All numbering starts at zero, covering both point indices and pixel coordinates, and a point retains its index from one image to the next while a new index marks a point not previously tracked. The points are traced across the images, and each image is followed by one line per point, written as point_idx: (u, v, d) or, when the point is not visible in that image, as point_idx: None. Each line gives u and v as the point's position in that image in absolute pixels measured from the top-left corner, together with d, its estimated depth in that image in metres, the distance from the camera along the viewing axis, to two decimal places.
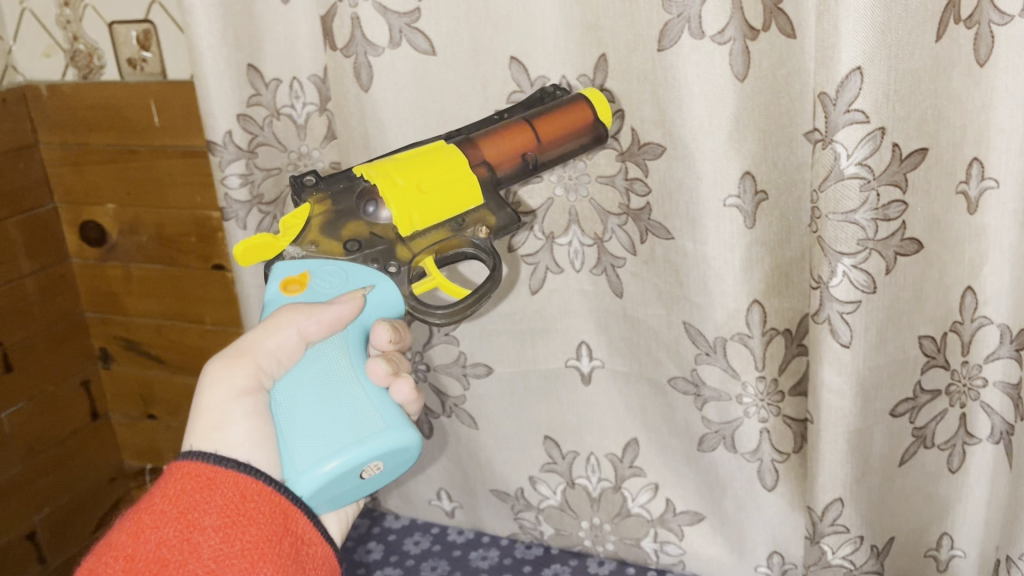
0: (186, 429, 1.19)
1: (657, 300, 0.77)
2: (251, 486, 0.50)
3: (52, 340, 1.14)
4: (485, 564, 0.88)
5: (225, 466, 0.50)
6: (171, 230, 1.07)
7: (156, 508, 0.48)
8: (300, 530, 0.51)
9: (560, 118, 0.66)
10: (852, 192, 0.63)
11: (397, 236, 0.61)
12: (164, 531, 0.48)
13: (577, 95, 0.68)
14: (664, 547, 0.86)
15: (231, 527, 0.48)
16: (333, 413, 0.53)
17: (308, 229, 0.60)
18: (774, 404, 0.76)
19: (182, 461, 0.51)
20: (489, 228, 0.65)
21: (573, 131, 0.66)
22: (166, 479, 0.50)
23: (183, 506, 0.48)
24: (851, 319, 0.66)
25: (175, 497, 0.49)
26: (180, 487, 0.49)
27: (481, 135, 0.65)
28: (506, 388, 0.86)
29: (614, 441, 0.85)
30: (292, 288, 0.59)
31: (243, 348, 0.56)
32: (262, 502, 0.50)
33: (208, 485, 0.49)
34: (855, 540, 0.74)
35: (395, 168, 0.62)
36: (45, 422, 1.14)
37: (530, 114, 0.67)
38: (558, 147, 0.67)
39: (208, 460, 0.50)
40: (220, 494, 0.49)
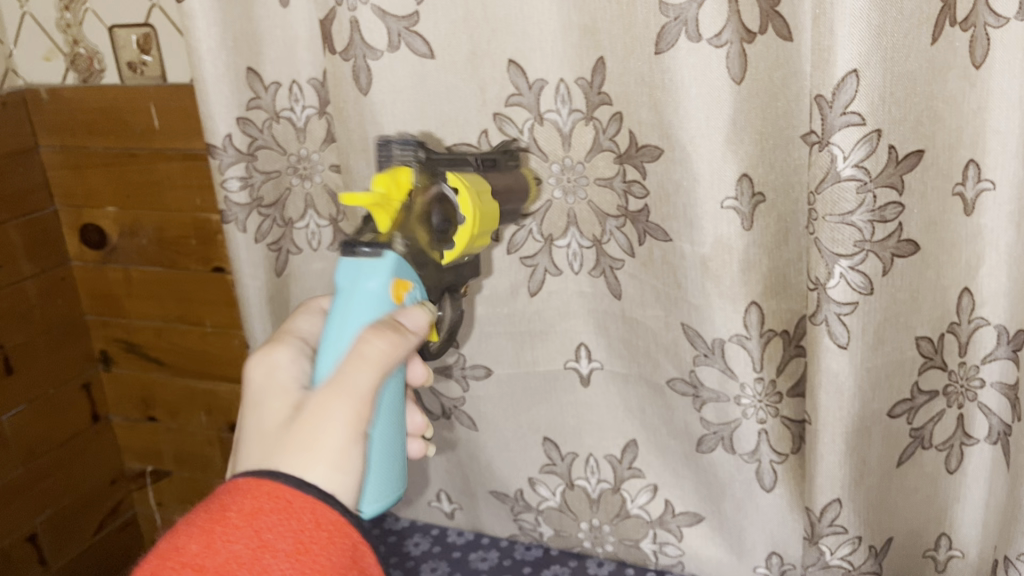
0: (186, 431, 1.20)
1: (656, 302, 0.77)
2: (327, 514, 0.45)
3: (53, 342, 1.14)
4: (484, 565, 0.88)
5: (305, 491, 0.46)
6: (171, 233, 1.07)
7: (231, 522, 0.43)
8: (368, 566, 0.46)
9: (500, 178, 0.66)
10: (849, 194, 0.63)
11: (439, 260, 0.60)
12: (235, 545, 0.43)
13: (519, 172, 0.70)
14: (664, 548, 0.86)
15: (304, 555, 0.43)
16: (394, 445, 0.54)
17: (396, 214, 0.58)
18: (773, 404, 0.76)
19: (258, 477, 0.46)
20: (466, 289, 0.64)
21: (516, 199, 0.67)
22: (237, 492, 0.45)
23: (259, 524, 0.43)
24: (848, 321, 0.67)
25: (251, 513, 0.44)
26: (256, 504, 0.44)
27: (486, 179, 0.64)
28: (505, 390, 0.86)
29: (613, 442, 0.85)
30: (399, 293, 0.54)
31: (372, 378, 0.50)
32: (336, 532, 0.45)
33: (285, 505, 0.45)
34: (854, 541, 0.74)
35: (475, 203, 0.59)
36: (46, 425, 1.14)
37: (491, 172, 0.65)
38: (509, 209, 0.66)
39: (289, 482, 0.46)
40: (296, 517, 0.44)
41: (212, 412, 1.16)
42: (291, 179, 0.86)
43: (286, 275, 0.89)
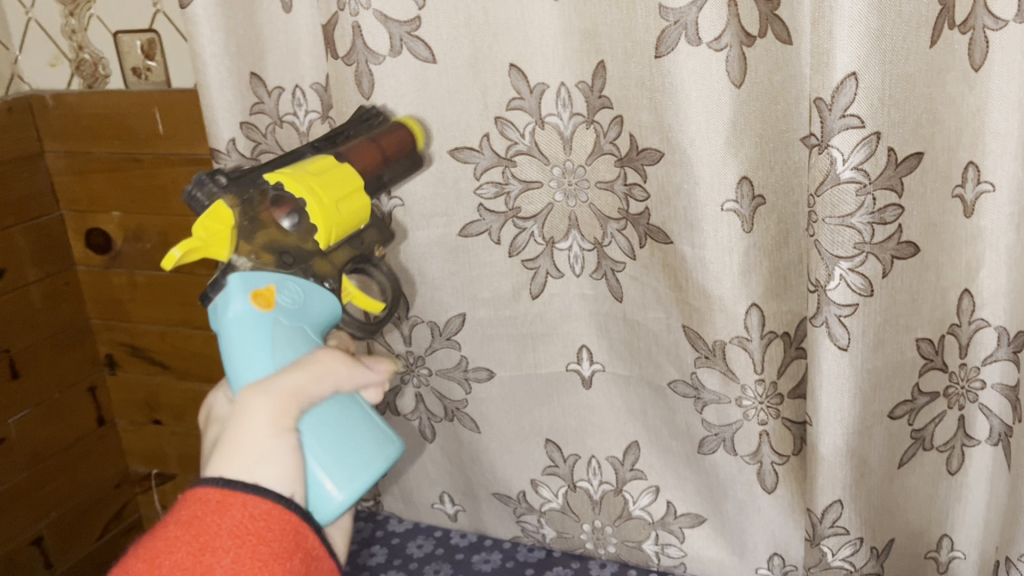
0: (191, 434, 1.20)
1: (657, 304, 0.77)
2: (259, 507, 0.47)
3: (58, 346, 1.15)
4: (488, 567, 0.88)
5: (232, 488, 0.47)
6: (175, 238, 1.08)
7: (171, 534, 0.45)
8: (310, 546, 0.48)
9: (392, 135, 0.65)
10: (848, 196, 0.64)
11: (317, 249, 0.59)
12: (179, 554, 0.44)
13: (397, 121, 0.67)
14: (666, 549, 0.86)
15: (243, 546, 0.45)
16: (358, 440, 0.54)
17: (235, 239, 0.56)
18: (774, 406, 0.76)
19: (190, 490, 0.48)
20: (381, 249, 0.65)
21: (409, 149, 0.66)
22: (174, 508, 0.47)
23: (196, 529, 0.45)
24: (848, 322, 0.67)
25: (188, 522, 0.46)
26: (191, 511, 0.46)
27: (345, 149, 0.62)
28: (508, 392, 0.87)
29: (615, 444, 0.85)
30: (261, 305, 0.55)
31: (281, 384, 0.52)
32: (273, 521, 0.47)
33: (220, 506, 0.46)
34: (855, 542, 0.75)
35: (318, 181, 0.58)
36: (51, 428, 1.15)
37: (370, 133, 0.65)
38: (399, 166, 0.65)
39: (217, 484, 0.47)
40: (231, 515, 0.46)
41: None
42: None
43: None
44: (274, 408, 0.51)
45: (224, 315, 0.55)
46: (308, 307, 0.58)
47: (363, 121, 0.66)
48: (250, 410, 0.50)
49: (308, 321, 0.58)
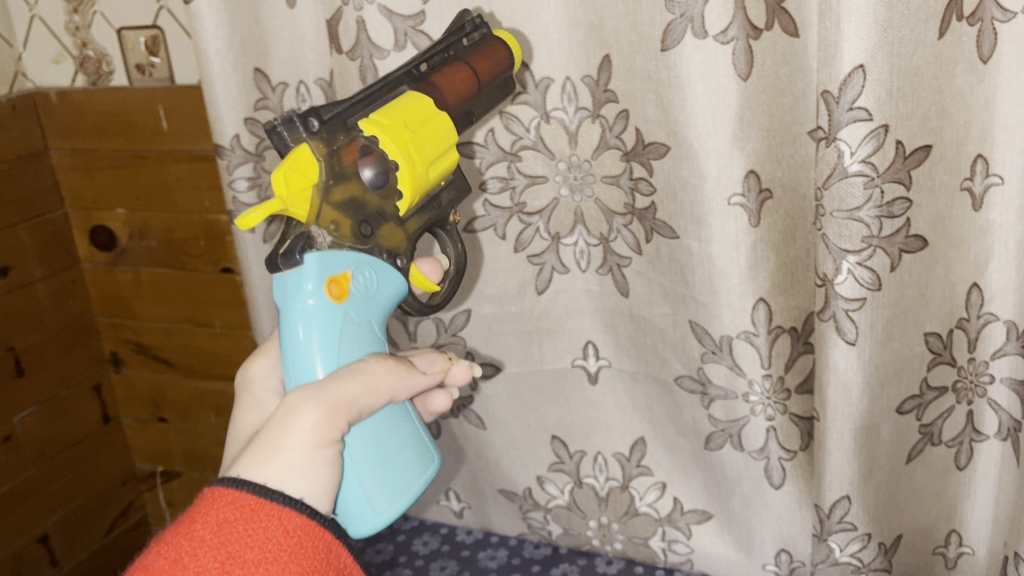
0: (196, 431, 1.20)
1: (663, 300, 0.77)
2: (292, 520, 0.45)
3: (63, 344, 1.14)
4: (494, 564, 0.88)
5: (270, 497, 0.45)
6: (180, 235, 1.08)
7: (197, 535, 0.43)
8: (344, 565, 0.46)
9: (490, 56, 0.62)
10: (856, 190, 0.64)
11: (396, 215, 0.57)
12: (204, 562, 0.42)
13: (490, 35, 0.64)
14: (673, 545, 0.86)
15: (273, 564, 0.43)
16: (398, 463, 0.54)
17: (324, 203, 0.54)
18: (781, 402, 0.76)
19: (220, 488, 0.45)
20: (456, 211, 0.63)
21: (501, 73, 0.63)
22: (203, 504, 0.45)
23: (224, 536, 0.43)
24: (856, 317, 0.67)
25: (216, 527, 0.43)
26: (223, 514, 0.44)
27: (432, 79, 0.59)
28: (514, 388, 0.86)
29: (621, 440, 0.85)
30: (333, 292, 0.54)
31: (336, 395, 0.49)
32: (307, 538, 0.45)
33: (253, 514, 0.44)
34: (863, 538, 0.74)
35: (415, 144, 0.56)
36: (58, 426, 1.15)
37: (461, 52, 0.61)
38: (489, 88, 0.63)
39: (251, 488, 0.45)
40: (263, 527, 0.44)
41: (221, 412, 1.17)
42: None
43: None
44: (325, 420, 0.49)
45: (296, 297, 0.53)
46: (378, 298, 0.57)
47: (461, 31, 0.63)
48: (295, 415, 0.48)
49: (374, 314, 0.57)
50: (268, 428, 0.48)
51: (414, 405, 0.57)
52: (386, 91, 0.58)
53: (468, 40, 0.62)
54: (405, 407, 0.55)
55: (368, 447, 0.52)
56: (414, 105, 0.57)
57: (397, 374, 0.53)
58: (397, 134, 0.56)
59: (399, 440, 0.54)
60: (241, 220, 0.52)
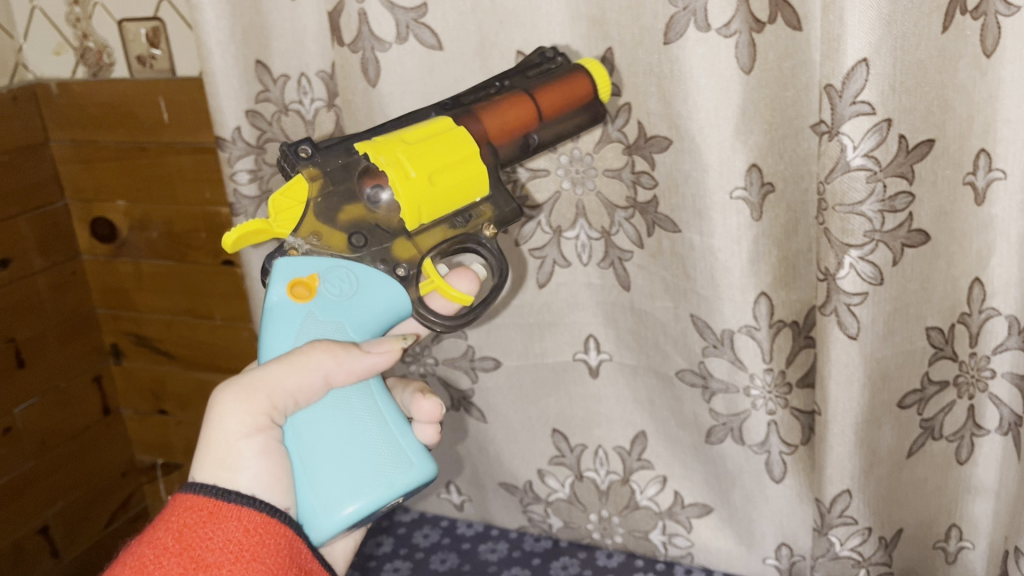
0: (196, 423, 1.20)
1: (665, 293, 0.77)
2: (253, 520, 0.48)
3: (63, 335, 1.14)
4: (494, 556, 0.88)
5: (228, 500, 0.48)
6: (180, 227, 1.07)
7: (160, 542, 0.45)
8: (305, 561, 0.49)
9: (560, 89, 0.62)
10: (859, 183, 0.63)
11: (402, 229, 0.58)
12: (168, 567, 0.44)
13: (575, 66, 0.64)
14: (673, 539, 0.86)
15: (237, 562, 0.46)
16: (351, 458, 0.54)
17: (305, 218, 0.56)
18: (782, 396, 0.76)
19: (180, 498, 0.48)
20: (493, 225, 0.61)
21: (576, 104, 0.63)
22: (166, 514, 0.47)
23: (188, 540, 0.45)
24: (858, 311, 0.67)
25: (179, 533, 0.46)
26: (184, 521, 0.46)
27: (484, 107, 0.60)
28: (515, 381, 0.87)
29: (622, 434, 0.85)
30: (300, 293, 0.56)
31: (256, 381, 0.52)
32: (268, 536, 0.48)
33: (213, 518, 0.47)
34: (863, 532, 0.74)
35: (408, 156, 0.56)
36: (57, 417, 1.15)
37: (529, 84, 0.62)
38: (557, 122, 0.63)
39: (211, 493, 0.48)
40: (225, 528, 0.47)
41: None
42: None
43: None
44: (245, 407, 0.51)
45: (266, 301, 0.56)
46: (355, 299, 0.57)
47: (530, 65, 0.64)
48: (221, 408, 0.52)
49: (350, 313, 0.57)
50: (202, 425, 0.52)
51: (375, 401, 0.57)
52: (416, 117, 0.59)
53: (544, 73, 0.63)
54: (358, 401, 0.56)
55: (308, 440, 0.54)
56: (425, 126, 0.58)
57: (330, 355, 0.54)
58: (387, 149, 0.56)
59: (348, 434, 0.55)
60: (226, 241, 0.56)
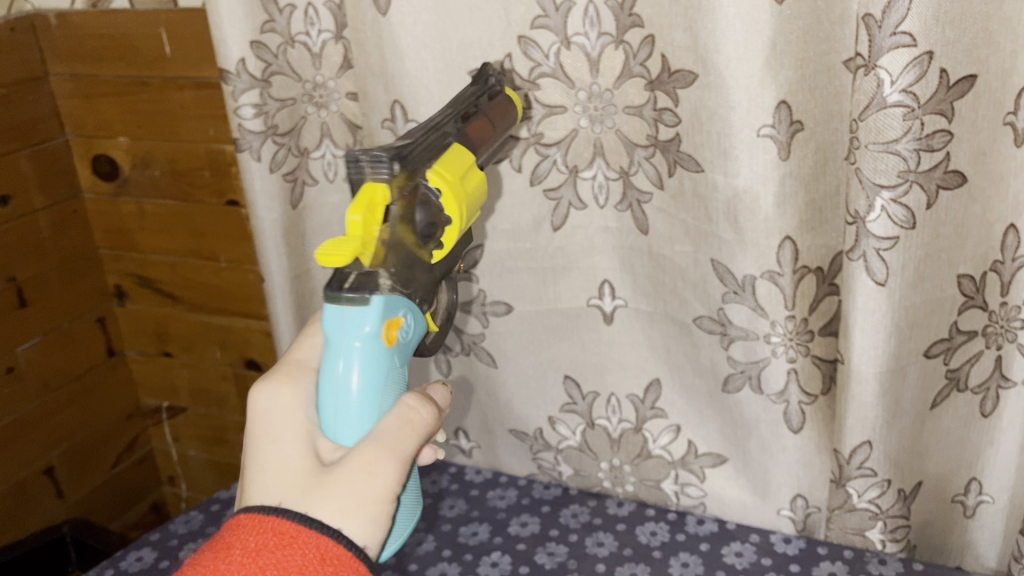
0: (200, 366, 1.19)
1: (685, 237, 0.74)
2: (329, 548, 0.47)
3: (65, 275, 1.12)
4: (503, 503, 0.87)
5: (309, 526, 0.47)
6: (184, 165, 1.05)
7: (236, 559, 0.46)
8: None
9: (495, 110, 0.66)
10: (895, 121, 0.60)
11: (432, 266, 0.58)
12: None
13: (502, 93, 0.68)
14: (686, 488, 0.85)
15: None
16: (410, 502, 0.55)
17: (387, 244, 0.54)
18: (804, 343, 0.73)
19: (262, 512, 0.48)
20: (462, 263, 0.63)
21: (502, 123, 0.67)
22: (246, 526, 0.48)
23: (261, 561, 0.46)
24: (887, 256, 0.64)
25: (254, 551, 0.46)
26: (260, 540, 0.47)
27: (471, 130, 0.63)
28: (527, 326, 0.84)
29: (636, 381, 0.83)
30: (392, 335, 0.53)
31: (404, 446, 0.50)
32: (342, 568, 0.47)
33: (290, 540, 0.47)
34: (882, 484, 0.74)
35: (466, 203, 0.59)
36: (60, 358, 1.13)
37: (484, 107, 0.65)
38: (495, 146, 0.67)
39: (293, 516, 0.48)
40: (301, 554, 0.46)
41: (227, 348, 1.15)
42: (306, 107, 0.84)
43: (302, 207, 0.88)
44: (399, 473, 0.50)
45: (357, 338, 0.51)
46: (414, 341, 0.56)
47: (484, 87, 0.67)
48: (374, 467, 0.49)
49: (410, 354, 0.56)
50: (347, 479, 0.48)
51: None
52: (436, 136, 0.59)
53: (480, 94, 0.66)
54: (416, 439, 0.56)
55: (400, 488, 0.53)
56: (464, 163, 0.60)
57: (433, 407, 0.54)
58: (455, 191, 0.58)
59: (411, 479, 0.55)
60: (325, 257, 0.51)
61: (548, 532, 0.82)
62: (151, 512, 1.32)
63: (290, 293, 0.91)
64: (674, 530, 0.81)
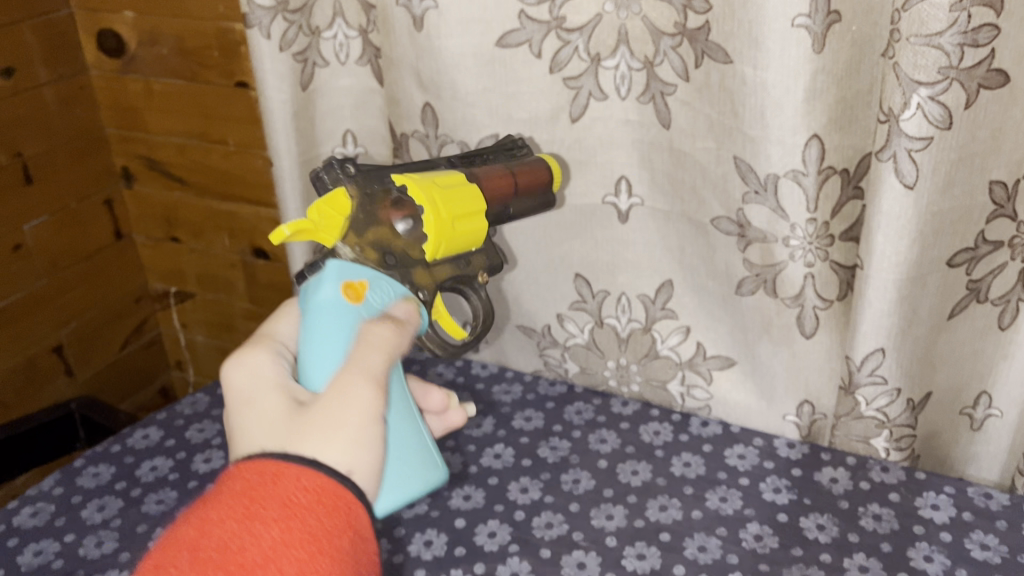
0: (209, 252, 1.18)
1: (708, 133, 0.72)
2: (312, 481, 0.46)
3: (73, 154, 1.10)
4: (508, 398, 0.87)
5: (289, 460, 0.47)
6: (192, 44, 1.01)
7: (219, 503, 0.45)
8: (363, 528, 0.47)
9: (530, 169, 0.70)
10: (941, 13, 0.57)
11: (421, 259, 0.64)
12: (227, 524, 0.44)
13: (540, 160, 0.72)
14: (692, 391, 0.84)
15: (293, 519, 0.44)
16: (404, 450, 0.56)
17: (345, 231, 0.61)
18: (823, 248, 0.71)
19: (245, 461, 0.47)
20: (485, 272, 0.70)
21: (539, 187, 0.71)
22: (230, 477, 0.47)
23: (245, 497, 0.45)
24: (918, 157, 0.62)
25: (238, 492, 0.45)
26: (242, 483, 0.45)
27: (481, 171, 0.68)
28: (539, 220, 0.83)
29: (648, 281, 0.81)
30: (351, 294, 0.59)
31: (365, 365, 0.54)
32: (324, 497, 0.46)
33: (274, 478, 0.46)
34: (892, 393, 0.73)
35: (444, 198, 0.63)
36: (69, 237, 1.12)
37: (512, 163, 0.70)
38: (524, 199, 0.70)
39: (273, 456, 0.47)
40: (284, 488, 0.45)
41: (235, 235, 1.14)
42: None
43: (312, 90, 0.85)
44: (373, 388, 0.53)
45: (321, 293, 0.59)
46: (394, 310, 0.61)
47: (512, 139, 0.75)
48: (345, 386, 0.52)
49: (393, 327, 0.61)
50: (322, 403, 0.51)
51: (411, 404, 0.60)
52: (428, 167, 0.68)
53: (519, 159, 0.71)
54: (399, 382, 0.59)
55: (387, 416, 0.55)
56: (451, 176, 0.66)
57: (392, 330, 0.58)
58: (424, 187, 0.63)
59: (405, 425, 0.57)
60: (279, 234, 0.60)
61: (551, 427, 0.83)
62: (159, 395, 1.33)
63: (300, 179, 0.89)
64: (678, 431, 0.81)
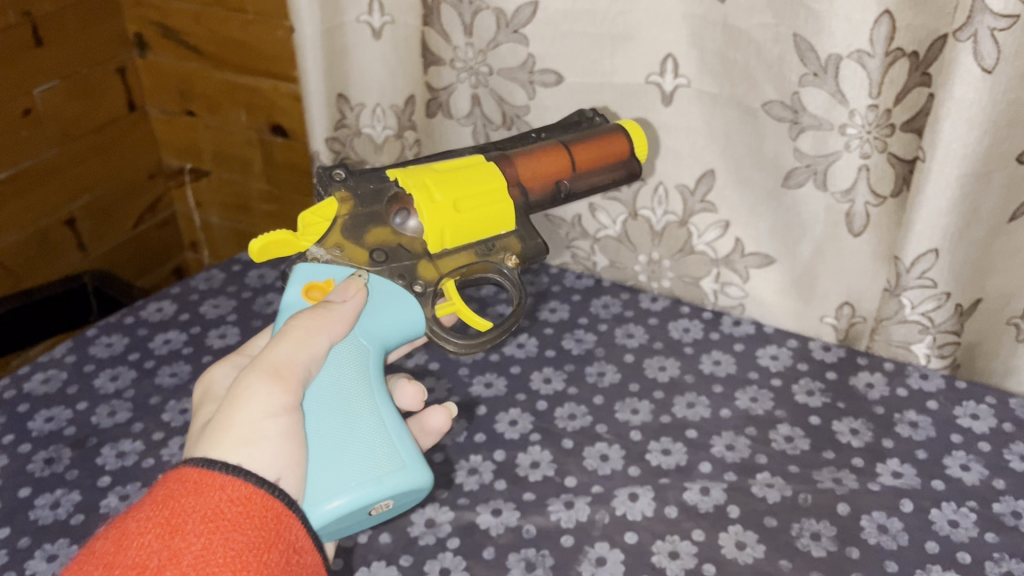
0: (226, 129, 1.14)
1: (767, 7, 0.65)
2: (239, 491, 0.44)
3: (83, 17, 1.05)
4: (533, 289, 0.84)
5: (210, 468, 0.45)
6: None
7: (140, 515, 0.43)
8: (293, 537, 0.45)
9: (596, 147, 0.68)
10: None
11: (424, 252, 0.63)
12: (147, 537, 0.42)
13: (615, 125, 0.69)
14: (726, 289, 0.81)
15: (216, 532, 0.42)
16: (346, 445, 0.52)
17: (331, 231, 0.61)
18: (881, 139, 0.67)
19: (173, 470, 0.46)
20: (516, 257, 0.67)
21: (604, 163, 0.68)
22: (158, 486, 0.45)
23: (169, 509, 0.43)
24: (1001, 38, 0.56)
25: (160, 503, 0.43)
26: (167, 492, 0.44)
27: (519, 154, 0.67)
28: (576, 100, 0.78)
29: (689, 171, 0.77)
30: (314, 296, 0.59)
31: (273, 363, 0.52)
32: (252, 507, 0.44)
33: (197, 488, 0.44)
34: (940, 297, 0.70)
35: (434, 181, 0.63)
36: (80, 106, 1.08)
37: (567, 138, 0.68)
38: (589, 176, 0.68)
39: (199, 464, 0.45)
40: (209, 498, 0.44)
41: (253, 110, 1.10)
42: None
43: None
44: (273, 385, 0.51)
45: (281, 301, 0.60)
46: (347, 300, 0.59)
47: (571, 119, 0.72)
48: (245, 386, 0.50)
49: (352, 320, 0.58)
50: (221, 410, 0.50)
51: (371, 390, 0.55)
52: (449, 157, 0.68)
53: (586, 132, 0.69)
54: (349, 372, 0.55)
55: (318, 411, 0.52)
56: (459, 161, 0.66)
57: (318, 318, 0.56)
58: (416, 175, 0.63)
59: (353, 420, 0.53)
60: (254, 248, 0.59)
61: (577, 320, 0.80)
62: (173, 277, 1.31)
63: (320, 49, 0.84)
64: (709, 328, 0.79)
